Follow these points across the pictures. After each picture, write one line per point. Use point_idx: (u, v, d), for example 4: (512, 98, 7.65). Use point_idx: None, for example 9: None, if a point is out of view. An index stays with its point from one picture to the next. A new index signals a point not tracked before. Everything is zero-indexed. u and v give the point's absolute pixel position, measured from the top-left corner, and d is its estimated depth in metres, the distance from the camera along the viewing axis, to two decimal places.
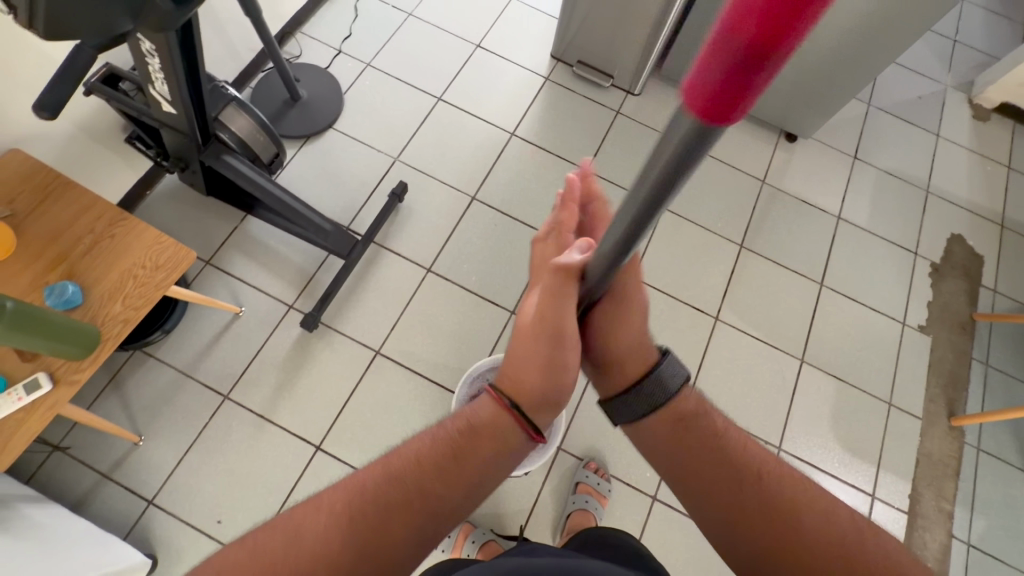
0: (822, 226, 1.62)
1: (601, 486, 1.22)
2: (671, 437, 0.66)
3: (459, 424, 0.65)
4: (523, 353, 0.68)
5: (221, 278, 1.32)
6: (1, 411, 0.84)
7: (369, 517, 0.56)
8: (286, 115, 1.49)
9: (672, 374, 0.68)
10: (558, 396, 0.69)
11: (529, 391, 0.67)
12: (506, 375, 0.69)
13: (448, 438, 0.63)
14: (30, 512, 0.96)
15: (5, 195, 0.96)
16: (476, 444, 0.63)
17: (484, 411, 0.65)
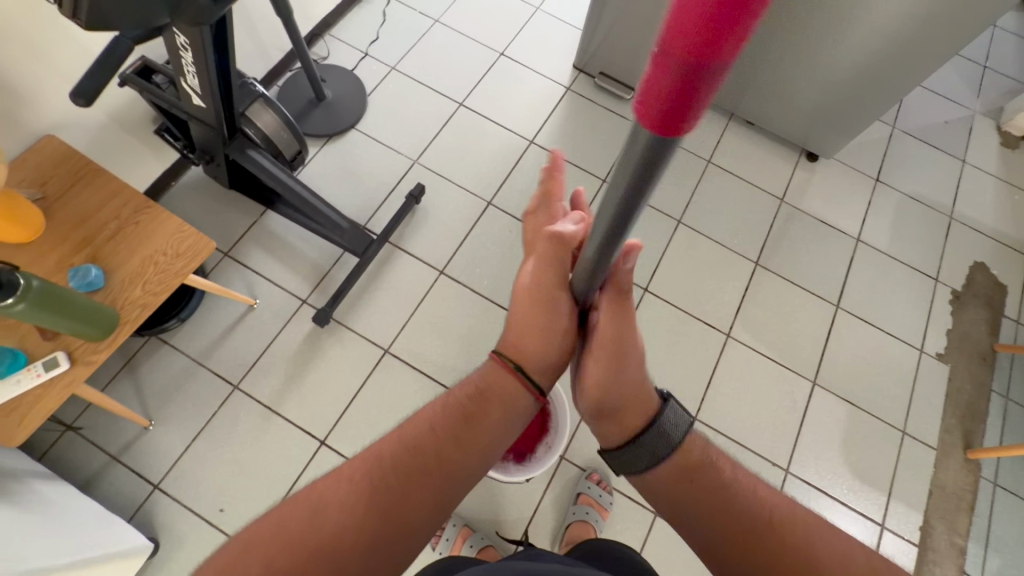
0: (840, 248, 1.60)
1: (602, 498, 1.21)
2: (677, 482, 0.65)
3: (468, 387, 0.66)
4: (519, 325, 0.69)
5: (238, 270, 1.35)
6: (20, 386, 0.86)
7: (389, 487, 0.56)
8: (311, 114, 1.52)
9: (674, 423, 0.67)
10: (558, 362, 0.70)
11: (532, 353, 0.68)
12: (506, 340, 0.70)
13: (457, 401, 0.64)
14: (40, 488, 0.98)
15: (38, 177, 0.99)
16: (488, 406, 0.65)
17: (490, 373, 0.67)
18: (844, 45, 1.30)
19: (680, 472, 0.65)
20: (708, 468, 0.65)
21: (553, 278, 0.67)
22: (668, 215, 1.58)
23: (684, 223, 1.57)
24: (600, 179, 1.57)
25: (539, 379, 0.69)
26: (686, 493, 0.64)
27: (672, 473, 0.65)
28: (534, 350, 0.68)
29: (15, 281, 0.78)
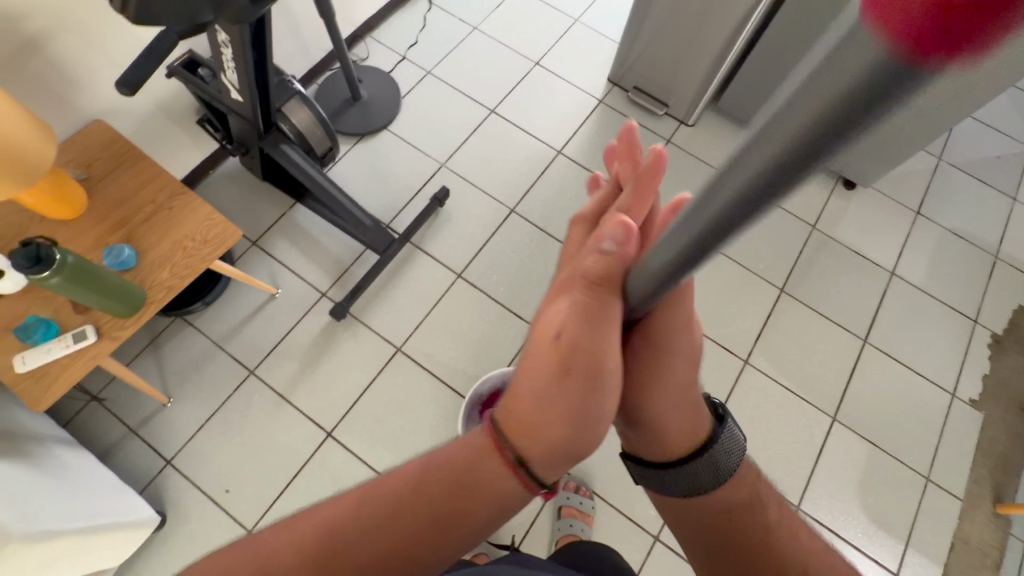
0: (872, 281, 1.54)
1: (583, 505, 1.21)
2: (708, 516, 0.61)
3: (452, 462, 0.54)
4: (532, 402, 0.55)
5: (263, 260, 1.39)
6: (49, 355, 0.91)
7: (343, 556, 0.50)
8: (346, 113, 1.56)
9: (723, 452, 0.60)
10: (579, 451, 0.56)
11: (538, 443, 0.53)
12: (508, 420, 0.55)
13: (436, 482, 0.53)
14: (61, 454, 1.03)
15: (85, 159, 1.05)
16: (473, 501, 0.52)
17: (481, 452, 0.54)
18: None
19: (717, 511, 0.60)
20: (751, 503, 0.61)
21: (592, 341, 0.55)
22: None
23: None
24: None
25: (545, 474, 0.55)
26: (714, 525, 0.61)
27: (704, 511, 0.61)
28: (539, 445, 0.53)
29: (52, 256, 0.82)
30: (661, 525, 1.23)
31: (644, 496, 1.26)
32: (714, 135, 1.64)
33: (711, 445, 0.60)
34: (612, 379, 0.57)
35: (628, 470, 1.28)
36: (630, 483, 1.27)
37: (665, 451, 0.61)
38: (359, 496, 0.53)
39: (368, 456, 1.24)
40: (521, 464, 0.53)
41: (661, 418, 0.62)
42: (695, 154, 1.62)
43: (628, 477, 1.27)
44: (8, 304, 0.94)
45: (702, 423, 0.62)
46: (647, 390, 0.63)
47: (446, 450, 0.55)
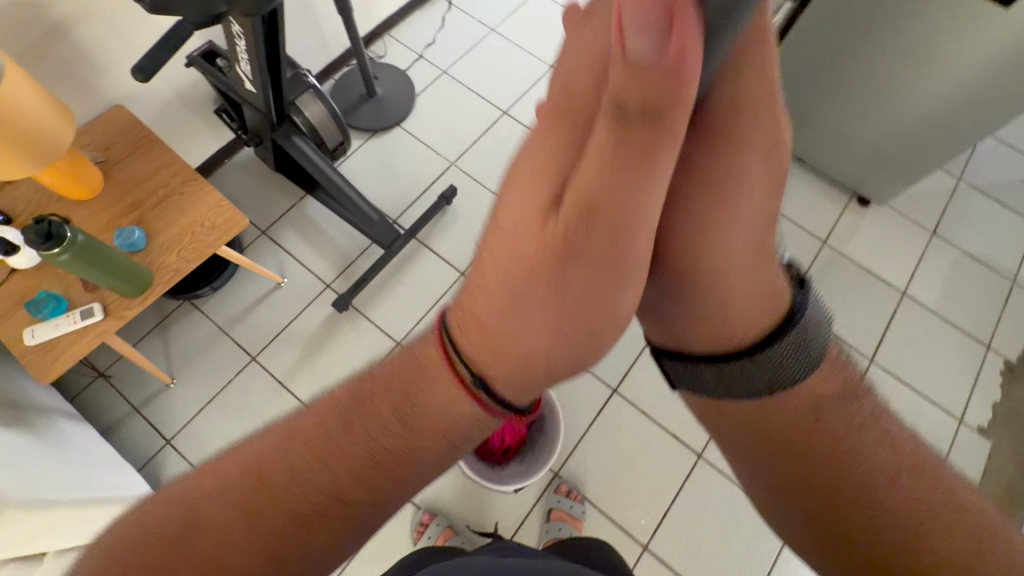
0: (882, 300, 1.50)
1: (574, 509, 1.21)
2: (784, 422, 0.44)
3: (383, 391, 0.38)
4: (505, 307, 0.36)
5: (271, 249, 1.42)
6: (58, 330, 0.94)
7: (260, 509, 0.35)
8: (360, 109, 1.59)
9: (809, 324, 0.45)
10: (575, 365, 0.39)
11: (508, 364, 0.37)
12: (467, 332, 0.37)
13: (360, 422, 0.37)
14: (65, 427, 1.06)
15: (103, 143, 1.09)
16: (411, 446, 0.37)
17: (427, 368, 0.38)
18: (913, 90, 1.24)
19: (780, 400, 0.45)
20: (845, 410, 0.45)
21: (616, 209, 0.32)
22: None
23: None
24: None
25: (519, 400, 0.39)
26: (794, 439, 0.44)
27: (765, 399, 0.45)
28: (510, 363, 0.37)
29: (63, 234, 0.85)
30: (651, 534, 1.23)
31: (635, 505, 1.25)
32: None
33: (790, 329, 0.44)
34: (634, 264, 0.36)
35: (619, 477, 1.27)
36: (622, 490, 1.26)
37: (720, 344, 0.45)
38: (254, 449, 0.38)
39: None
40: (481, 390, 0.37)
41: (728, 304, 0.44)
42: None
43: (620, 485, 1.26)
44: (21, 278, 0.97)
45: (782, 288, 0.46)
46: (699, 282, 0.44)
47: (378, 378, 0.39)
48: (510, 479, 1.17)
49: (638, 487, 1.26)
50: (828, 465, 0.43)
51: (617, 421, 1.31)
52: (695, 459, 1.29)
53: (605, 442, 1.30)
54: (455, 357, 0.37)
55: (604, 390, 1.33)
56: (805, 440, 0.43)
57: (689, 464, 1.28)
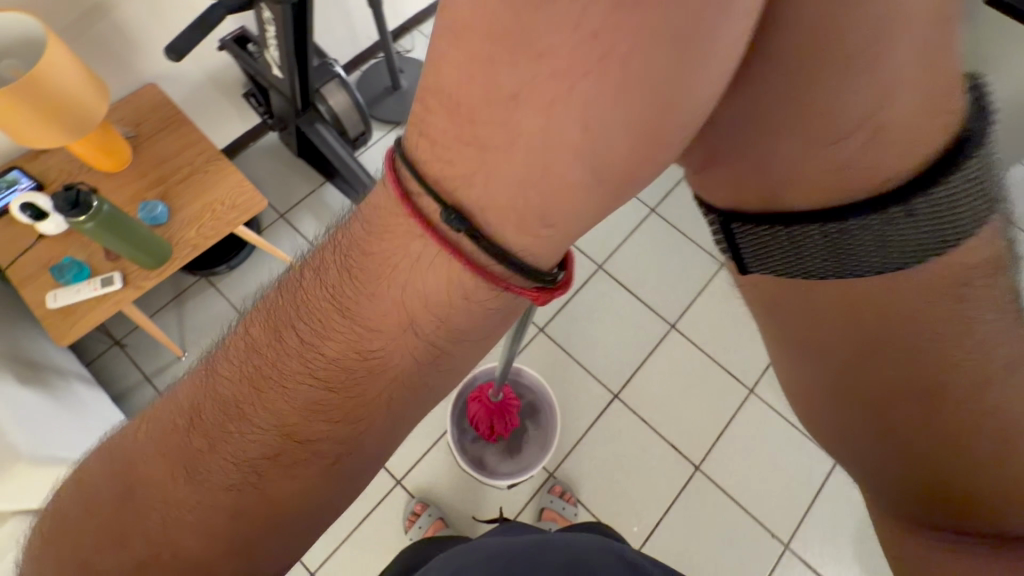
0: None
1: (566, 510, 1.21)
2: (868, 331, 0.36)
3: (328, 278, 0.29)
4: (497, 71, 0.22)
5: (288, 232, 1.45)
6: (79, 295, 0.97)
7: (220, 435, 0.30)
8: (385, 100, 1.61)
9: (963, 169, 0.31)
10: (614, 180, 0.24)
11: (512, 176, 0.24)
12: (443, 149, 0.25)
13: (310, 322, 0.29)
14: (79, 390, 1.09)
15: (134, 119, 1.13)
16: (376, 340, 0.28)
17: (383, 231, 0.28)
18: None
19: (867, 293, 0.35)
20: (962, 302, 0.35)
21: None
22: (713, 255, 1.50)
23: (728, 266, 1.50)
24: (649, 208, 1.54)
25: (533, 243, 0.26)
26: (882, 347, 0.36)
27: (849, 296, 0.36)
28: (515, 178, 0.24)
29: (89, 203, 0.88)
30: (641, 542, 1.22)
31: (628, 511, 1.25)
32: None
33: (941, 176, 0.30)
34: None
35: (613, 483, 1.27)
36: (615, 496, 1.26)
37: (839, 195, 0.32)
38: (201, 375, 0.32)
39: None
40: (473, 239, 0.26)
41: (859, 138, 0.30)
42: None
43: (613, 490, 1.26)
44: (48, 244, 1.01)
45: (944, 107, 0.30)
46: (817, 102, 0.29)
47: (317, 263, 0.30)
48: (522, 460, 1.20)
49: (631, 494, 1.26)
50: (922, 381, 0.36)
51: (615, 427, 1.31)
52: (692, 471, 1.28)
53: (602, 446, 1.30)
54: (420, 189, 0.26)
55: (604, 394, 1.33)
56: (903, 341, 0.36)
57: (684, 475, 1.27)
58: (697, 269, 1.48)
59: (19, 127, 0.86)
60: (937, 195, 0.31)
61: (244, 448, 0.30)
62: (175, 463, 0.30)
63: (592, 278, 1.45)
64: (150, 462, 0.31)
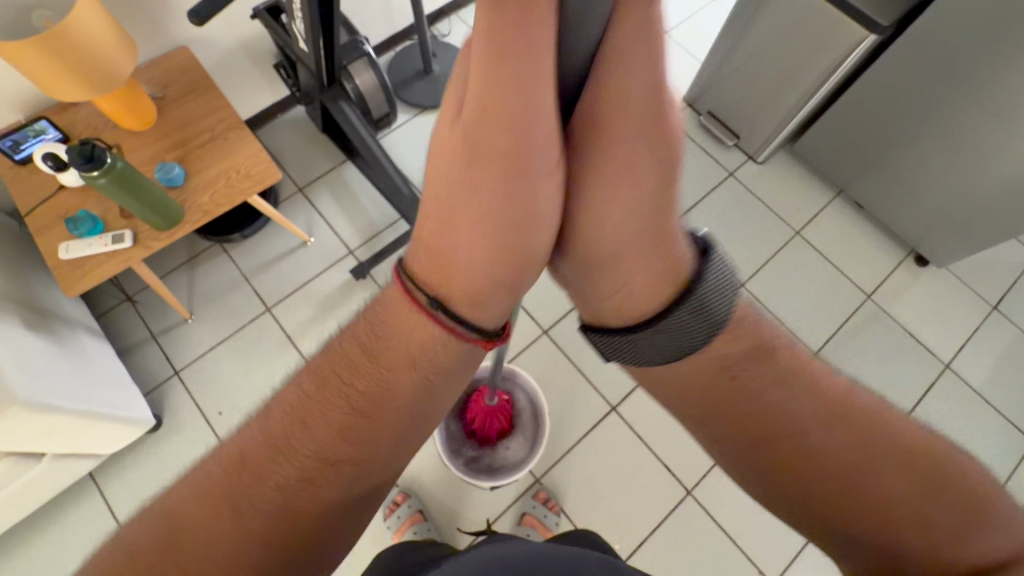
0: (920, 369, 1.39)
1: (547, 518, 1.18)
2: (758, 365, 0.48)
3: (354, 352, 0.49)
4: (443, 232, 0.48)
5: (304, 207, 1.45)
6: (90, 249, 0.99)
7: (289, 446, 0.46)
8: (415, 84, 1.60)
9: (717, 288, 0.47)
10: (510, 279, 0.49)
11: (469, 275, 0.48)
12: (424, 268, 0.49)
13: (341, 375, 0.48)
14: (85, 341, 1.12)
15: (163, 80, 1.14)
16: (390, 374, 0.48)
17: (392, 317, 0.49)
18: (1003, 149, 1.13)
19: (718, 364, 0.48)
20: (809, 364, 0.50)
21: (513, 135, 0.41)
22: None
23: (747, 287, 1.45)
24: None
25: (485, 306, 0.49)
26: (759, 389, 0.47)
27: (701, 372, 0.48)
28: (459, 283, 0.48)
29: (103, 158, 0.88)
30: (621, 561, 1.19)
31: (612, 527, 1.22)
32: (778, 179, 1.57)
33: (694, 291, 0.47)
34: (546, 160, 0.43)
35: (599, 497, 1.24)
36: (600, 510, 1.23)
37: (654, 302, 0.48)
38: (269, 416, 0.48)
39: None
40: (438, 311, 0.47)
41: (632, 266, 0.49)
42: (757, 194, 1.55)
43: (600, 503, 1.23)
44: (66, 195, 1.03)
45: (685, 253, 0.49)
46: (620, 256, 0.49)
47: (348, 337, 0.50)
48: (513, 458, 1.19)
49: (617, 510, 1.23)
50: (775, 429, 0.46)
51: (609, 440, 1.28)
52: (683, 495, 1.24)
53: (592, 458, 1.26)
54: (416, 289, 0.48)
55: (601, 405, 1.30)
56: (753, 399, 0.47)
57: (675, 497, 1.23)
58: None
59: (43, 75, 0.87)
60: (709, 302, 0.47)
61: (294, 463, 0.45)
62: (250, 474, 0.44)
63: None
64: (234, 478, 0.44)
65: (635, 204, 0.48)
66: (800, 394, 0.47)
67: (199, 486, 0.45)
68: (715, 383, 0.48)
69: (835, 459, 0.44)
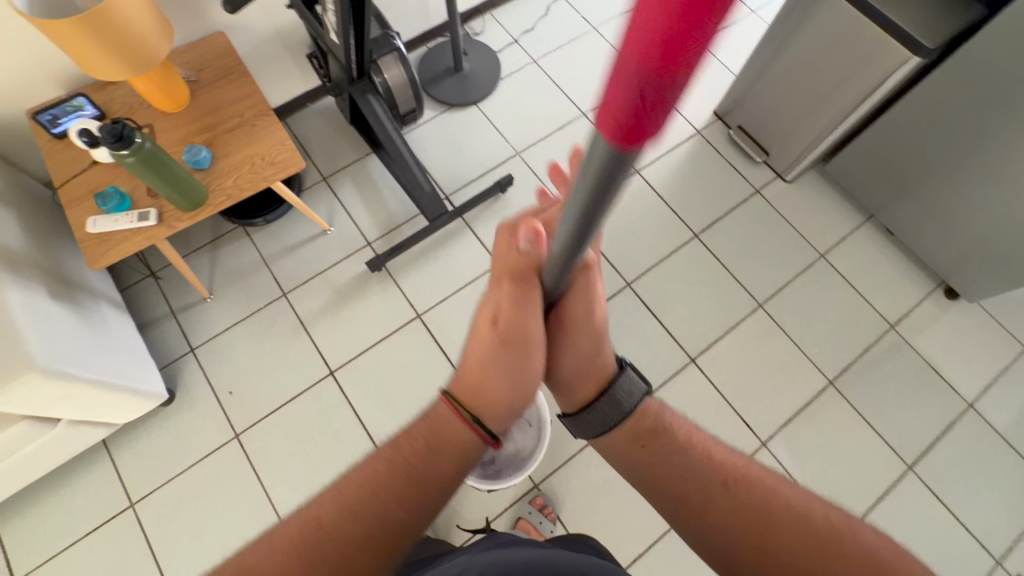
0: (942, 406, 1.34)
1: (542, 525, 1.19)
2: (663, 435, 0.65)
3: (414, 442, 0.61)
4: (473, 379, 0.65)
5: (327, 196, 1.47)
6: (116, 225, 1.02)
7: (364, 510, 0.54)
8: (444, 81, 1.60)
9: (628, 389, 0.68)
10: (515, 406, 0.67)
11: (492, 397, 0.64)
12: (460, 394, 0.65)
13: (403, 459, 0.59)
14: (107, 313, 1.15)
15: (198, 64, 1.16)
16: (446, 450, 0.61)
17: (443, 423, 0.63)
18: None
19: (640, 434, 0.65)
20: (708, 439, 0.66)
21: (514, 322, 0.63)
22: (750, 294, 1.43)
23: (765, 307, 1.42)
24: (692, 232, 1.48)
25: (494, 424, 0.65)
26: (672, 450, 0.64)
27: (624, 438, 0.66)
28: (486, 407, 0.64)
29: (132, 138, 0.91)
30: None
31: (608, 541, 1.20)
32: (807, 199, 1.53)
33: (614, 388, 0.68)
34: (536, 332, 0.65)
35: (597, 508, 1.22)
36: (597, 522, 1.22)
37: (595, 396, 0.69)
38: (345, 486, 0.56)
39: (359, 404, 1.29)
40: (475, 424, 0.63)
41: (581, 379, 0.70)
42: (783, 213, 1.52)
43: (597, 515, 1.22)
44: (98, 171, 1.06)
45: (611, 368, 0.69)
46: (582, 377, 0.70)
47: (409, 427, 0.63)
48: (526, 451, 1.18)
49: (614, 524, 1.21)
50: (687, 483, 0.61)
51: None
52: None
53: (592, 469, 1.25)
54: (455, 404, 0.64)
55: None
56: (670, 459, 0.63)
57: None
58: (728, 306, 1.41)
59: (81, 52, 0.89)
60: (623, 393, 0.68)
61: (366, 524, 0.53)
62: (331, 534, 0.52)
63: (619, 295, 1.41)
64: (316, 538, 0.52)
65: (590, 346, 0.69)
66: (700, 458, 0.63)
67: (284, 547, 0.51)
68: (649, 449, 0.64)
69: (737, 504, 0.58)
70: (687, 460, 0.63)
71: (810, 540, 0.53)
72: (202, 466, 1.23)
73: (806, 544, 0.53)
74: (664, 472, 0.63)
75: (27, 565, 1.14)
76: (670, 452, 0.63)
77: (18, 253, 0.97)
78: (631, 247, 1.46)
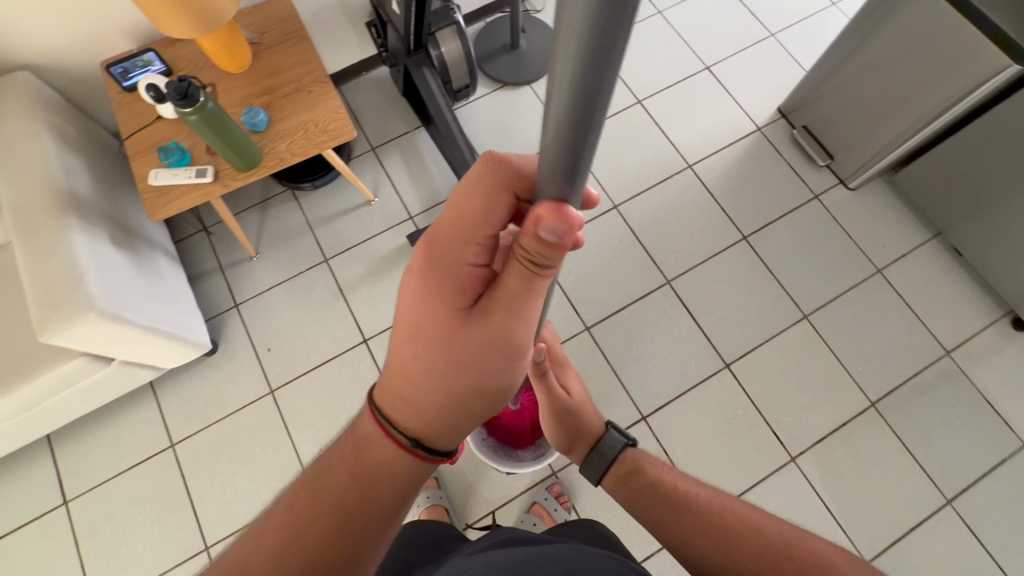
0: (992, 442, 1.26)
1: (556, 513, 1.19)
2: (642, 475, 0.68)
3: (347, 457, 0.50)
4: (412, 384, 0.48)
5: (374, 166, 1.48)
6: (175, 179, 1.06)
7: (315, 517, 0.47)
8: (499, 57, 1.57)
9: (611, 442, 0.72)
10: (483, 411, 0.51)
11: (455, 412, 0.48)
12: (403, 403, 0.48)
13: (328, 481, 0.49)
14: (161, 264, 1.20)
15: (261, 26, 1.18)
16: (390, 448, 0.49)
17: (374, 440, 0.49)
18: None
19: (623, 474, 0.70)
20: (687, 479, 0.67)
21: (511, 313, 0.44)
22: (796, 304, 1.37)
23: (810, 319, 1.36)
24: (741, 234, 1.43)
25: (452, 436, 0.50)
26: (649, 482, 0.67)
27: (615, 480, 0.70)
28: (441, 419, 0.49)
29: (196, 97, 0.93)
30: None
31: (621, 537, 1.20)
32: (869, 210, 1.45)
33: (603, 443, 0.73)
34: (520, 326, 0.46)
35: (614, 504, 1.22)
36: (611, 517, 1.21)
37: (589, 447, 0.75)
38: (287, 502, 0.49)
39: None
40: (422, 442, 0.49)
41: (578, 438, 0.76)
42: (842, 222, 1.44)
43: (611, 509, 1.22)
44: (162, 125, 1.10)
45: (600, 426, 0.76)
46: (580, 436, 0.76)
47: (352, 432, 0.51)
48: None
49: (630, 521, 1.21)
50: (662, 506, 0.63)
51: None
52: None
53: None
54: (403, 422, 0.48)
55: (631, 414, 1.27)
56: (650, 487, 0.66)
57: None
58: (771, 314, 1.36)
59: (154, 10, 0.92)
60: (606, 443, 0.73)
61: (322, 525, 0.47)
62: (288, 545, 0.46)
63: (657, 292, 1.38)
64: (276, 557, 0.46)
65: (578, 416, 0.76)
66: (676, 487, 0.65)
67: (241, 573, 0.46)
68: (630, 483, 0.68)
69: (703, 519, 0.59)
70: (663, 488, 0.65)
71: (769, 553, 0.53)
72: (238, 417, 1.29)
73: (763, 557, 0.53)
74: (643, 498, 0.65)
75: (77, 489, 1.24)
76: (649, 481, 0.67)
77: (86, 199, 1.02)
78: (675, 244, 1.42)
